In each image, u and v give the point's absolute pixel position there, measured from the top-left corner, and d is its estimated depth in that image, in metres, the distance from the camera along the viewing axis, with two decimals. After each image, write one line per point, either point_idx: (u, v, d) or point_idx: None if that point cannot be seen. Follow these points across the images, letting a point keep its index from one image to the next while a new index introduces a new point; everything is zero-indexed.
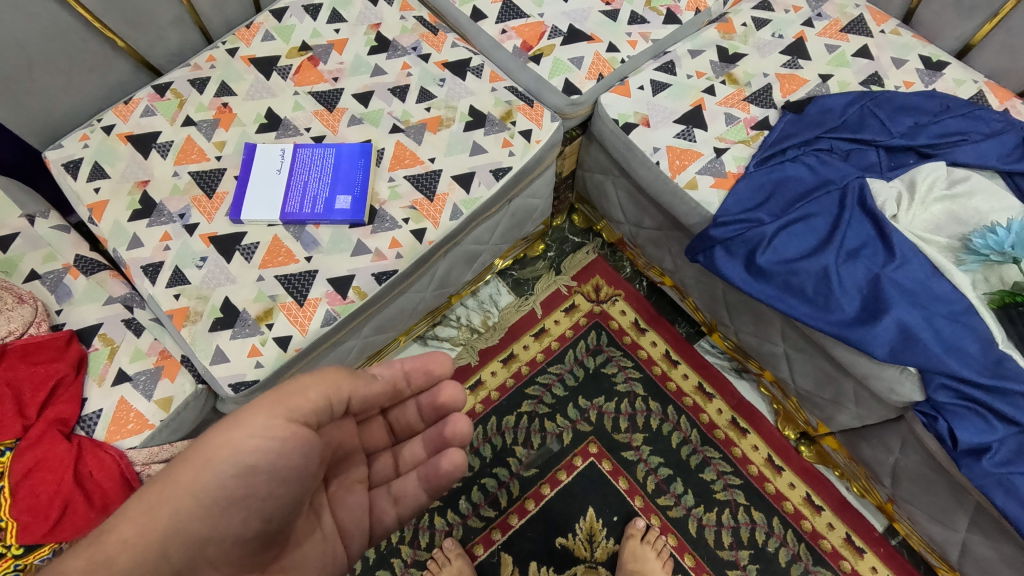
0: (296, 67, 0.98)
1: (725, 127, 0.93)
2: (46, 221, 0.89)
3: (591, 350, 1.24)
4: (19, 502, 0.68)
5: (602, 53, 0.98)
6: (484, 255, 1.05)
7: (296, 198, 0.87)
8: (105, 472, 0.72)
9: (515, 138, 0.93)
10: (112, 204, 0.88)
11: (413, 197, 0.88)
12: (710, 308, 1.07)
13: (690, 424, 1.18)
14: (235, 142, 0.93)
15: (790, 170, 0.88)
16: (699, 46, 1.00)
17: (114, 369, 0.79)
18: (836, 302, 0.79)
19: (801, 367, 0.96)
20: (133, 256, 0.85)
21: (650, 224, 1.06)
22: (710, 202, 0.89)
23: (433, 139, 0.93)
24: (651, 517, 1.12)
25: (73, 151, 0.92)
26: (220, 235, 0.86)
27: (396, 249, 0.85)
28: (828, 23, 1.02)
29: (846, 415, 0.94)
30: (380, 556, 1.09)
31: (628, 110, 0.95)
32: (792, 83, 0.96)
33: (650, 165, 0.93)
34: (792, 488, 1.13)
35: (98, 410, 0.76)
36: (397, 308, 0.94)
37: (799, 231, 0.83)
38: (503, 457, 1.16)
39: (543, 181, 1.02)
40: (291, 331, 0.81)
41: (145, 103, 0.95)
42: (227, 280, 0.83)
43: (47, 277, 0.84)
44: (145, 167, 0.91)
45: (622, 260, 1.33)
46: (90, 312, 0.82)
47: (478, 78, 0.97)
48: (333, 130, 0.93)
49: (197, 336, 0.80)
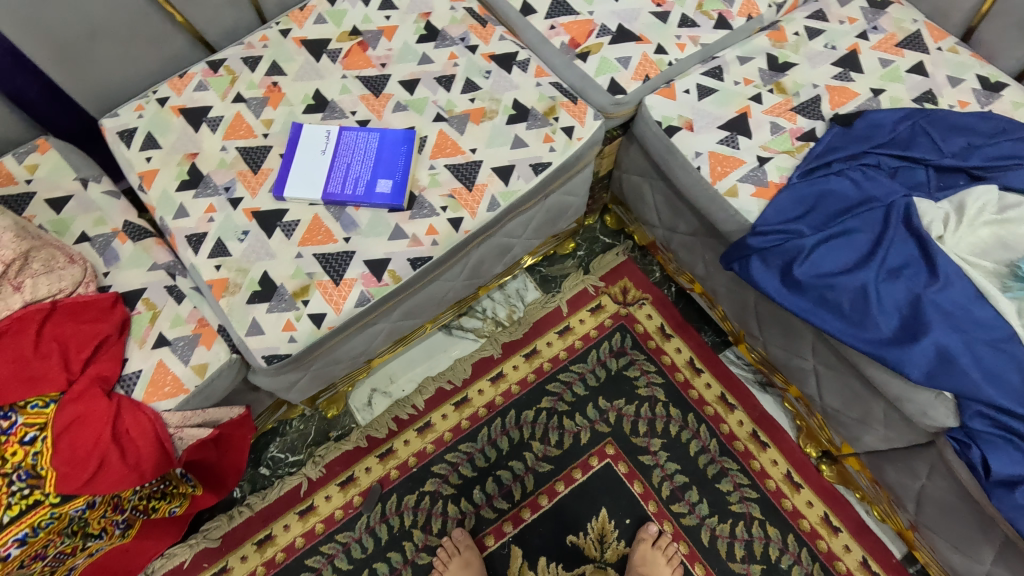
0: (346, 51, 1.00)
1: (770, 136, 0.92)
2: (98, 186, 0.92)
3: (614, 352, 1.24)
4: (60, 453, 0.71)
5: (649, 54, 0.98)
6: (515, 249, 1.05)
7: (338, 179, 0.88)
8: (142, 432, 0.75)
9: (557, 134, 0.93)
10: (161, 173, 0.91)
11: (453, 185, 0.89)
12: (739, 319, 1.06)
13: (710, 433, 1.17)
14: (283, 121, 0.95)
15: (834, 183, 0.86)
16: (748, 53, 0.99)
17: (155, 334, 0.81)
18: (873, 321, 0.78)
19: (830, 384, 0.94)
20: (178, 225, 0.88)
21: (684, 229, 1.05)
22: (749, 211, 0.88)
23: (475, 130, 0.93)
24: (664, 523, 1.11)
25: (128, 121, 0.95)
26: (263, 210, 0.88)
27: (433, 236, 0.86)
28: (883, 37, 1.00)
29: (873, 436, 0.93)
30: (392, 537, 1.10)
31: (672, 113, 0.95)
32: (842, 95, 0.95)
33: (690, 169, 0.92)
34: (809, 506, 1.12)
35: (137, 370, 0.79)
36: (428, 295, 0.95)
37: (839, 245, 0.82)
38: (520, 451, 1.16)
39: (582, 179, 1.02)
40: (325, 309, 0.82)
41: (199, 78, 0.98)
42: (266, 255, 0.85)
43: (97, 240, 0.87)
44: (194, 140, 0.93)
45: (652, 264, 1.33)
46: (135, 276, 0.85)
47: (524, 72, 0.98)
48: (377, 115, 0.95)
49: (235, 307, 0.82)
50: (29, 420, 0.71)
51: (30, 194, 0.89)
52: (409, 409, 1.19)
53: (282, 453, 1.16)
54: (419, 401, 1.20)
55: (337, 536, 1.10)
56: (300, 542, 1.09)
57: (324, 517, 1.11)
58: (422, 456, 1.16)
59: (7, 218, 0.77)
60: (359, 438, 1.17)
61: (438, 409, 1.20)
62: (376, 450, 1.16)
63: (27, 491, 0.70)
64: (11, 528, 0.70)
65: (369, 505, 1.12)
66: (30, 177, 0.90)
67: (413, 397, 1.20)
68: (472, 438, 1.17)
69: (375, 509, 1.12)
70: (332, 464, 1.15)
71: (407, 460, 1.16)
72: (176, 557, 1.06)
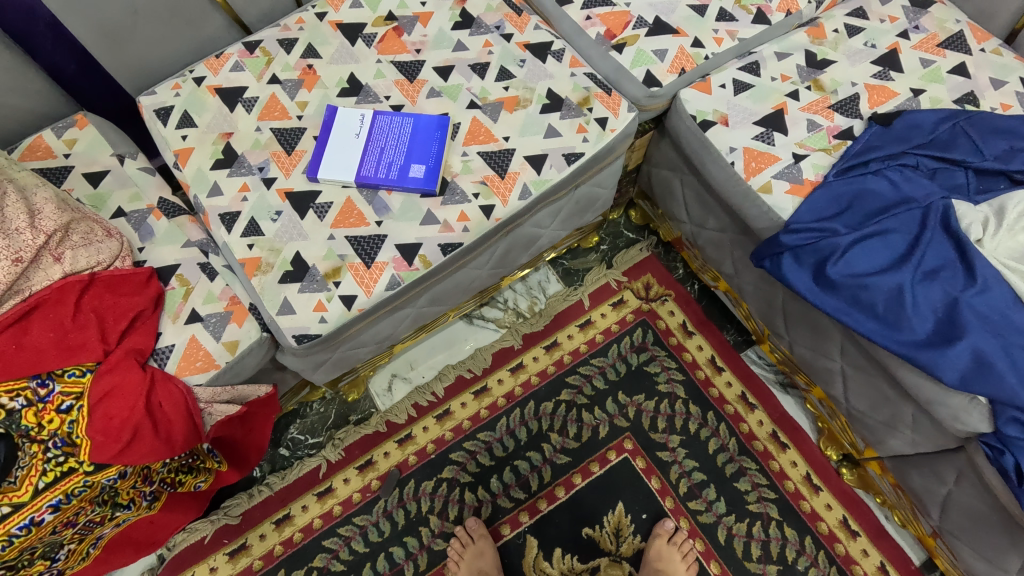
0: (381, 36, 1.00)
1: (806, 133, 0.91)
2: (134, 162, 0.93)
3: (635, 347, 1.24)
4: (94, 422, 0.72)
5: (686, 47, 0.97)
6: (542, 240, 1.05)
7: (372, 162, 0.88)
8: (174, 404, 0.77)
9: (591, 125, 0.93)
10: (197, 152, 0.92)
11: (485, 172, 0.89)
12: (766, 317, 1.05)
13: (730, 432, 1.17)
14: (317, 104, 0.95)
15: (871, 182, 0.85)
16: (786, 49, 0.98)
17: (188, 309, 0.83)
18: (907, 322, 0.77)
19: (857, 386, 0.93)
20: (212, 203, 0.89)
21: (713, 225, 1.05)
22: (783, 208, 0.87)
23: (509, 118, 0.93)
24: (680, 520, 1.11)
25: (164, 99, 0.96)
26: (297, 191, 0.88)
27: (464, 222, 0.87)
28: (924, 37, 0.98)
29: (899, 440, 0.92)
30: (409, 522, 1.11)
31: (707, 107, 0.94)
32: (881, 94, 0.93)
33: (724, 164, 0.91)
34: (828, 509, 1.11)
35: (171, 344, 0.81)
36: (455, 282, 0.95)
37: (875, 245, 0.81)
38: (538, 442, 1.16)
39: (612, 171, 1.01)
40: (356, 291, 0.83)
41: (235, 58, 0.98)
42: (299, 235, 0.86)
43: (132, 216, 0.88)
44: (229, 120, 0.94)
45: (676, 261, 1.32)
46: (169, 253, 0.86)
47: (558, 62, 0.97)
48: (411, 101, 0.95)
49: (267, 286, 0.83)
50: (65, 388, 0.72)
51: (69, 168, 0.90)
52: (428, 396, 1.20)
53: (302, 435, 1.17)
54: (439, 388, 1.20)
55: (354, 518, 1.10)
56: (318, 523, 1.10)
57: (342, 500, 1.12)
58: (441, 443, 1.16)
59: (49, 190, 0.78)
60: (378, 423, 1.17)
61: (458, 397, 1.20)
62: (395, 435, 1.17)
63: (62, 458, 0.72)
64: (46, 494, 0.71)
65: (386, 489, 1.12)
66: (68, 151, 0.92)
67: (433, 384, 1.21)
68: (490, 427, 1.17)
69: (393, 493, 1.12)
70: (351, 447, 1.16)
71: (425, 446, 1.16)
72: (197, 532, 1.08)
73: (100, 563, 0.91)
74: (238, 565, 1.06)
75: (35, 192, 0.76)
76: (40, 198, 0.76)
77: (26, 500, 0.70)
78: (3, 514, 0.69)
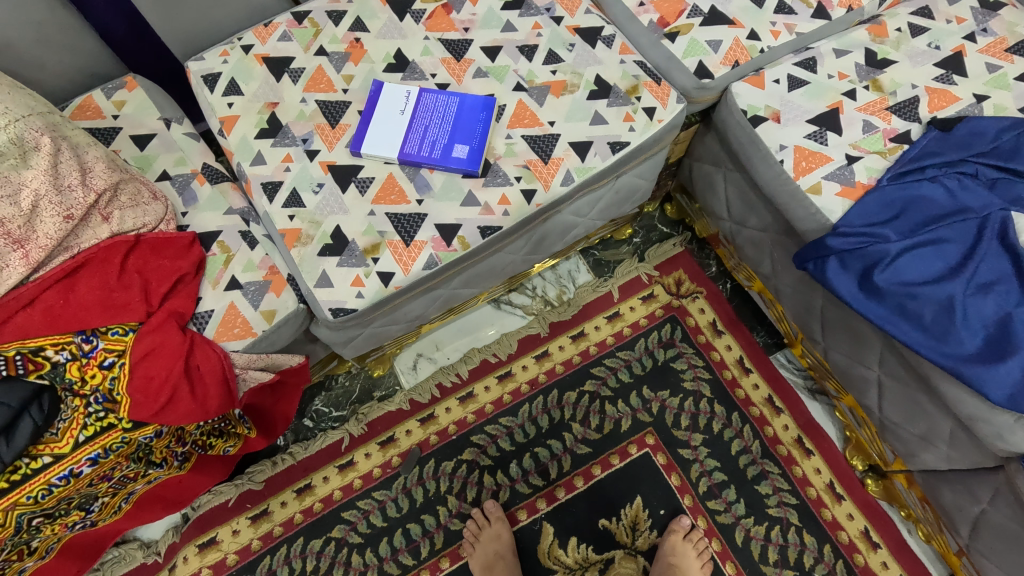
0: (429, 13, 0.99)
1: (861, 134, 0.89)
2: (180, 127, 0.94)
3: (663, 343, 1.22)
4: (134, 380, 0.73)
5: (741, 39, 0.95)
6: (578, 229, 1.03)
7: (416, 140, 0.88)
8: (210, 368, 0.78)
9: (638, 114, 0.91)
10: (242, 120, 0.92)
11: (528, 156, 0.89)
12: (801, 321, 1.03)
13: (754, 434, 1.15)
14: (363, 78, 0.95)
15: (926, 190, 0.83)
16: (845, 46, 0.95)
17: (228, 276, 0.84)
18: (955, 335, 0.75)
19: (893, 397, 0.92)
20: (255, 172, 0.89)
21: (755, 224, 1.03)
22: (832, 210, 0.85)
23: (555, 103, 0.92)
24: (698, 518, 1.11)
25: (212, 65, 0.96)
26: (339, 165, 0.88)
27: (504, 206, 0.86)
28: (992, 40, 0.94)
29: (932, 454, 0.90)
30: (427, 500, 1.12)
31: (759, 102, 0.92)
32: (942, 98, 0.90)
33: (772, 162, 0.89)
34: (850, 519, 1.10)
35: (210, 310, 0.82)
36: (489, 265, 0.94)
37: (926, 254, 0.79)
38: (559, 430, 1.16)
39: (654, 162, 0.99)
40: (394, 269, 0.83)
41: (283, 28, 0.98)
42: (339, 209, 0.86)
43: (177, 179, 0.89)
44: (276, 90, 0.94)
45: (710, 258, 1.30)
46: (211, 219, 0.87)
47: (608, 48, 0.95)
48: (457, 80, 0.94)
49: (306, 258, 0.83)
50: (109, 345, 0.74)
51: (117, 130, 0.91)
52: (452, 377, 1.20)
53: (326, 407, 1.18)
54: (463, 370, 1.21)
55: (374, 493, 1.11)
56: (338, 495, 1.11)
57: (362, 474, 1.13)
58: (463, 425, 1.17)
59: (100, 149, 0.78)
60: (402, 400, 1.18)
61: (482, 381, 1.20)
62: (417, 414, 1.18)
63: (102, 414, 0.74)
64: (85, 447, 0.73)
65: (407, 466, 1.13)
66: (116, 113, 0.92)
67: (457, 366, 1.21)
68: (513, 412, 1.17)
69: (413, 471, 1.13)
70: (374, 423, 1.17)
71: (447, 427, 1.16)
72: (221, 495, 1.10)
73: (130, 518, 0.94)
74: (259, 530, 1.08)
75: (86, 150, 0.76)
76: (91, 157, 0.76)
77: (67, 451, 0.72)
78: (45, 464, 0.71)
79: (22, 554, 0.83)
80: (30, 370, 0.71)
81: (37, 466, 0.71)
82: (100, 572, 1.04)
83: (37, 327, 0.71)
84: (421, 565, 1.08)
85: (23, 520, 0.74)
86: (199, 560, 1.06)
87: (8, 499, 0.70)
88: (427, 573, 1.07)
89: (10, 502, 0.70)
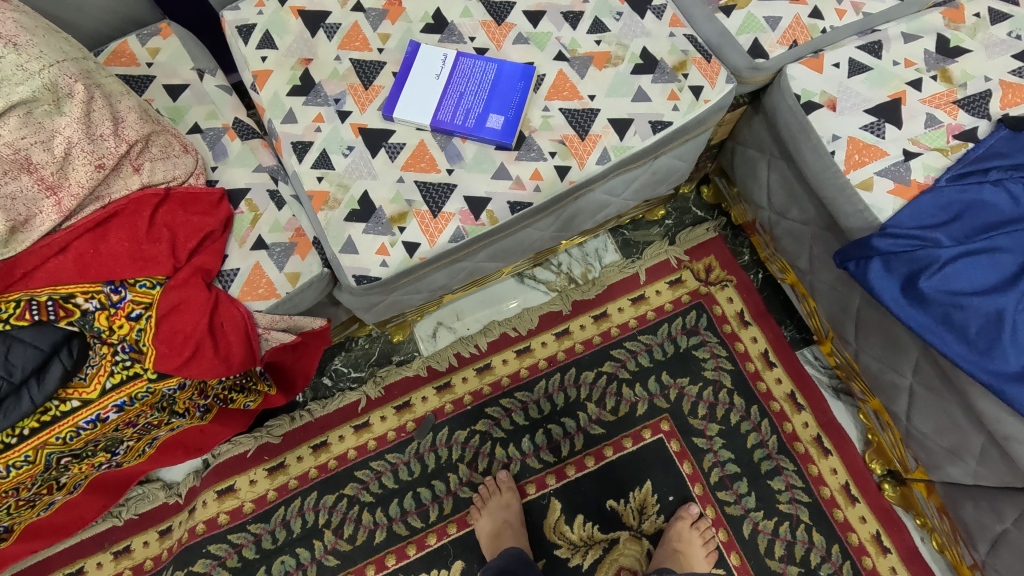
0: None
1: (922, 129, 0.83)
2: (212, 79, 0.93)
3: (687, 329, 1.20)
4: (160, 333, 0.75)
5: (803, 17, 0.90)
6: (610, 209, 0.99)
7: (449, 107, 0.85)
8: (233, 326, 0.78)
9: (683, 92, 0.86)
10: (275, 75, 0.90)
11: (565, 131, 0.85)
12: (834, 320, 0.99)
13: (771, 429, 1.13)
14: (399, 38, 0.91)
15: (988, 194, 0.78)
16: (916, 31, 0.88)
17: (254, 236, 0.84)
18: (1001, 351, 0.72)
19: (923, 407, 0.88)
20: (286, 130, 0.87)
21: (796, 216, 0.98)
22: (882, 209, 0.80)
23: (597, 76, 0.88)
24: (706, 508, 1.10)
25: (248, 16, 0.93)
26: (370, 128, 0.86)
27: (537, 181, 0.84)
28: None
29: (959, 468, 0.88)
30: (439, 467, 1.13)
31: (815, 87, 0.86)
32: (1017, 94, 0.83)
33: (823, 153, 0.84)
34: (862, 522, 1.08)
35: (236, 268, 0.83)
36: (517, 241, 0.92)
37: (980, 263, 0.74)
38: (574, 409, 1.16)
39: (695, 145, 0.94)
40: (419, 239, 0.82)
41: None
42: (369, 174, 0.84)
43: (208, 133, 0.89)
44: (310, 45, 0.91)
45: (743, 245, 1.26)
46: (240, 175, 0.87)
47: (658, 19, 0.90)
48: (497, 45, 0.90)
49: (332, 222, 0.82)
50: (136, 297, 0.75)
51: (150, 79, 0.90)
52: (471, 348, 1.20)
53: (345, 368, 1.20)
54: (482, 342, 1.20)
55: (386, 455, 1.13)
56: (352, 454, 1.13)
57: (377, 436, 1.15)
58: (478, 396, 1.17)
59: (132, 99, 0.77)
60: (420, 366, 1.19)
61: (500, 354, 1.20)
62: (434, 381, 1.18)
63: (128, 363, 0.75)
64: (111, 394, 0.75)
65: (420, 432, 1.15)
66: (150, 60, 0.91)
67: (476, 337, 1.20)
68: (529, 388, 1.17)
69: (426, 437, 1.14)
70: (391, 387, 1.18)
71: (462, 397, 1.17)
72: (241, 445, 1.13)
73: (153, 461, 0.98)
74: (275, 482, 1.12)
75: (119, 99, 0.75)
76: (124, 107, 0.75)
77: (94, 397, 0.75)
78: (74, 407, 0.74)
79: (52, 489, 0.87)
80: (62, 316, 0.73)
81: (66, 409, 0.74)
82: (124, 508, 1.09)
83: (68, 275, 0.73)
84: (429, 528, 1.10)
85: (52, 458, 0.77)
86: (217, 506, 1.10)
87: (39, 438, 0.73)
88: (434, 537, 1.10)
89: (41, 441, 0.73)
